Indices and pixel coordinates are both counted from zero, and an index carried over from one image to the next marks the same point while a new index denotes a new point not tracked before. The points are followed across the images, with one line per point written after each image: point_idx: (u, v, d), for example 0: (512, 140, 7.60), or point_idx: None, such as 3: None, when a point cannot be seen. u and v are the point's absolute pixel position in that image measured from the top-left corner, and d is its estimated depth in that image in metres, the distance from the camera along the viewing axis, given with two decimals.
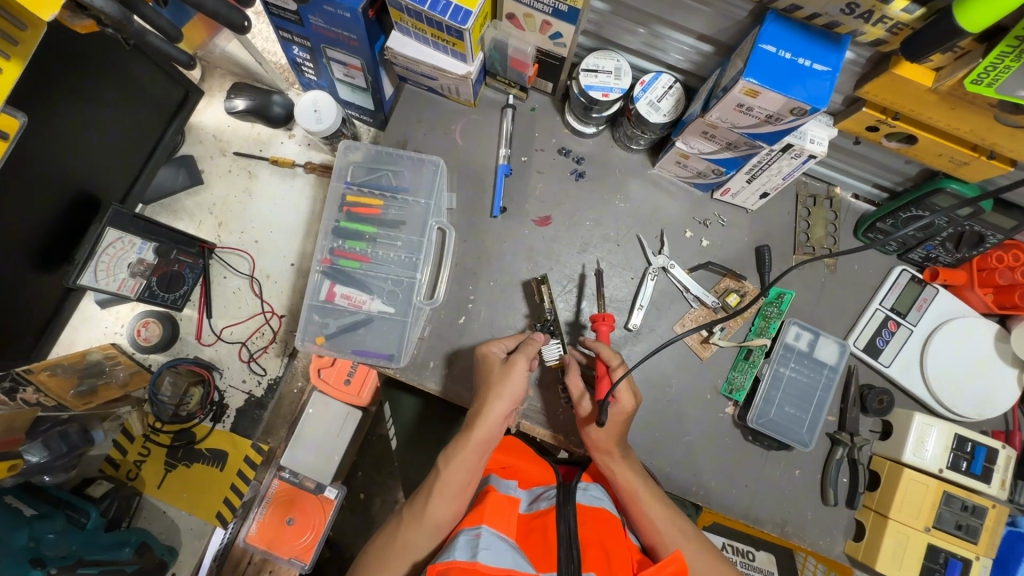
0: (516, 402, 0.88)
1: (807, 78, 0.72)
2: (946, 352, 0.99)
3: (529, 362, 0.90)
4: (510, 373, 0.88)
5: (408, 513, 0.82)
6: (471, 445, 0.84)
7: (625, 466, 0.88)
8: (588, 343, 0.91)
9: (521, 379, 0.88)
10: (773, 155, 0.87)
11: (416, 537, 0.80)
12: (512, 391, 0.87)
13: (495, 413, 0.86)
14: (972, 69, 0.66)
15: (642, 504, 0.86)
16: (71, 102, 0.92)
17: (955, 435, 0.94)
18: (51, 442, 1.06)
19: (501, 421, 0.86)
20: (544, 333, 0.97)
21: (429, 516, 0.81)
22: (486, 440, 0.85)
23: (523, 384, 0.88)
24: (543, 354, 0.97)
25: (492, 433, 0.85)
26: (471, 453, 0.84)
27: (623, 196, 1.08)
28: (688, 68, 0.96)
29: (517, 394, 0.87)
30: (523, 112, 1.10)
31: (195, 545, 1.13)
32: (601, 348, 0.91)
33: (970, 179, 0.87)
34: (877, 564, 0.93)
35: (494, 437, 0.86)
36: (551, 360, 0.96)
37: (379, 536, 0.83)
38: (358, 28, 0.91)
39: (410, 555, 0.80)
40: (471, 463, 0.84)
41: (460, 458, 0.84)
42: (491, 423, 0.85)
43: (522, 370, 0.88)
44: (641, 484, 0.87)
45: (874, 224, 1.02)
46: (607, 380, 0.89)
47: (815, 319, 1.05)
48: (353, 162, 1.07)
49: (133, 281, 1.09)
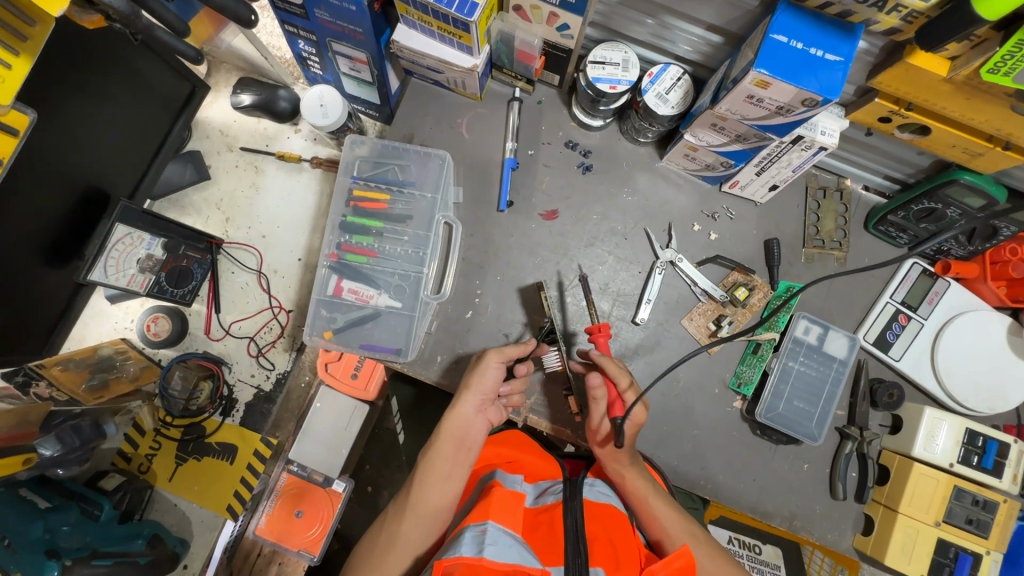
0: (487, 396, 0.89)
1: (820, 69, 0.71)
2: (958, 346, 0.98)
3: (504, 359, 0.89)
4: (480, 371, 0.88)
5: (398, 510, 0.84)
6: (445, 439, 0.86)
7: (635, 471, 0.88)
8: (593, 357, 0.90)
9: (492, 378, 0.89)
10: (783, 147, 0.86)
11: (414, 536, 0.81)
12: (483, 388, 0.88)
13: (466, 407, 0.87)
14: (988, 58, 0.65)
15: (648, 502, 0.87)
16: (81, 99, 0.93)
17: (967, 430, 0.93)
18: (65, 436, 1.05)
19: (474, 415, 0.88)
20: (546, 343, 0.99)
21: (429, 509, 0.83)
22: (460, 435, 0.87)
23: (495, 381, 0.89)
24: (543, 360, 0.98)
25: (464, 426, 0.88)
26: (447, 451, 0.86)
27: (630, 189, 1.07)
28: (697, 60, 0.95)
29: (487, 390, 0.89)
30: (530, 105, 1.09)
31: (207, 537, 1.17)
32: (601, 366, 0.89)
33: (983, 170, 0.85)
34: (887, 558, 0.92)
35: (468, 431, 0.88)
36: (549, 366, 0.98)
37: (379, 534, 0.83)
38: (364, 21, 0.91)
39: (411, 548, 0.81)
40: (448, 458, 0.86)
41: (442, 457, 0.85)
42: (463, 416, 0.87)
43: (495, 369, 0.89)
44: (649, 489, 0.87)
45: (885, 217, 1.01)
46: (619, 405, 0.88)
47: (825, 313, 1.05)
48: (359, 156, 1.07)
49: (142, 276, 1.10)
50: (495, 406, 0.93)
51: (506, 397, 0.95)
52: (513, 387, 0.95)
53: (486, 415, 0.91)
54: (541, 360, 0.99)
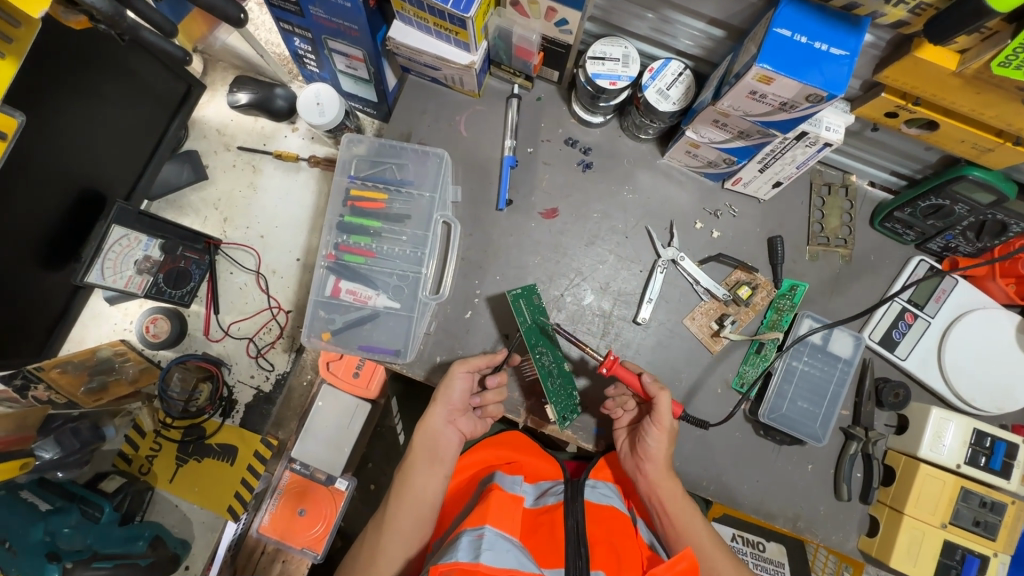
0: (456, 407, 0.93)
1: (824, 62, 0.69)
2: (965, 345, 0.97)
3: (470, 369, 0.92)
4: (448, 382, 0.92)
5: (378, 522, 0.88)
6: (417, 455, 0.91)
7: (672, 485, 0.89)
8: (630, 364, 0.92)
9: (459, 388, 0.92)
10: (787, 143, 0.84)
11: (398, 542, 0.85)
12: (449, 400, 0.92)
13: (435, 419, 0.92)
14: (1000, 51, 0.63)
15: (678, 513, 0.88)
16: (74, 100, 0.91)
17: (975, 430, 0.92)
18: (64, 438, 1.04)
19: (443, 426, 0.93)
20: (518, 353, 0.99)
21: (411, 515, 0.87)
22: (431, 447, 0.92)
23: (462, 392, 0.92)
24: (521, 369, 0.99)
25: (434, 437, 0.93)
26: (421, 462, 0.91)
27: (631, 186, 1.05)
28: (699, 54, 0.93)
29: (454, 401, 0.93)
30: (529, 101, 1.07)
31: (208, 538, 1.17)
32: (646, 373, 0.90)
33: (992, 166, 0.84)
34: (892, 559, 0.91)
35: (440, 442, 0.93)
36: (527, 374, 0.99)
37: (368, 541, 0.87)
38: (359, 18, 0.90)
39: (397, 559, 0.85)
40: (424, 473, 0.90)
41: (416, 471, 0.90)
42: (432, 429, 0.92)
43: (461, 378, 0.92)
44: (696, 525, 0.88)
45: (892, 213, 0.99)
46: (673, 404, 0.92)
47: (830, 311, 1.03)
48: (356, 156, 1.05)
49: (140, 278, 1.09)
50: (467, 416, 0.97)
51: (482, 408, 0.97)
52: (485, 399, 0.94)
53: (457, 426, 0.95)
54: (520, 370, 0.99)
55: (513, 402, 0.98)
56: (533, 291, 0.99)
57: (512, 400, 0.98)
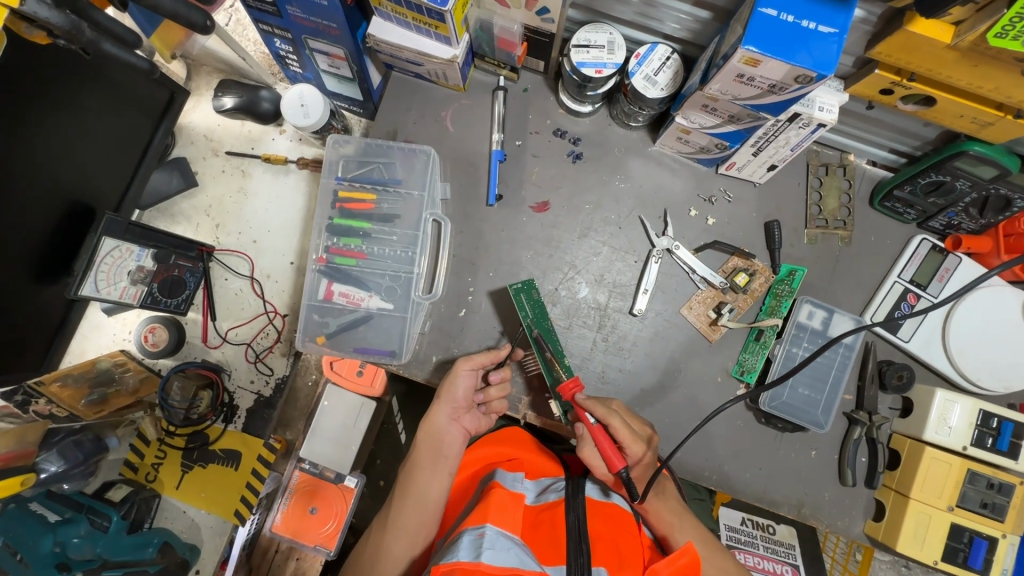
0: (459, 405, 0.93)
1: (812, 41, 0.67)
2: (970, 324, 0.95)
3: (475, 368, 0.91)
4: (450, 380, 0.91)
5: (384, 523, 0.88)
6: (422, 450, 0.91)
7: (659, 501, 0.89)
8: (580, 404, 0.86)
9: (462, 385, 0.91)
10: (779, 125, 0.82)
11: (402, 540, 0.86)
12: (451, 397, 0.92)
13: (438, 417, 0.92)
14: (995, 22, 0.60)
15: (669, 514, 0.88)
16: (53, 115, 0.90)
17: (981, 411, 0.90)
18: (67, 451, 1.08)
19: (447, 424, 0.93)
20: (521, 347, 0.98)
21: (412, 516, 0.87)
22: (432, 446, 0.92)
23: (466, 389, 0.92)
24: (522, 364, 0.98)
25: (437, 436, 0.92)
26: (425, 461, 0.91)
27: (623, 175, 1.03)
28: (686, 37, 0.91)
29: (457, 398, 0.92)
30: (515, 93, 1.06)
31: (217, 542, 1.16)
32: (582, 421, 0.86)
33: (993, 140, 0.81)
34: (898, 543, 0.90)
35: (444, 440, 0.92)
36: (530, 370, 0.98)
37: (372, 543, 0.88)
38: (337, 15, 0.88)
39: (402, 558, 0.85)
40: (428, 472, 0.90)
41: (419, 471, 0.90)
42: (436, 427, 0.92)
43: (465, 375, 0.91)
44: (692, 534, 0.88)
45: (892, 191, 0.97)
46: (615, 458, 0.82)
47: (831, 296, 1.01)
48: (343, 156, 1.04)
49: (134, 288, 1.11)
50: (472, 414, 0.96)
51: (485, 404, 0.96)
52: (489, 395, 0.93)
53: (461, 423, 0.94)
54: (523, 364, 0.98)
55: (514, 398, 0.98)
56: (532, 285, 0.99)
57: (513, 397, 0.98)
